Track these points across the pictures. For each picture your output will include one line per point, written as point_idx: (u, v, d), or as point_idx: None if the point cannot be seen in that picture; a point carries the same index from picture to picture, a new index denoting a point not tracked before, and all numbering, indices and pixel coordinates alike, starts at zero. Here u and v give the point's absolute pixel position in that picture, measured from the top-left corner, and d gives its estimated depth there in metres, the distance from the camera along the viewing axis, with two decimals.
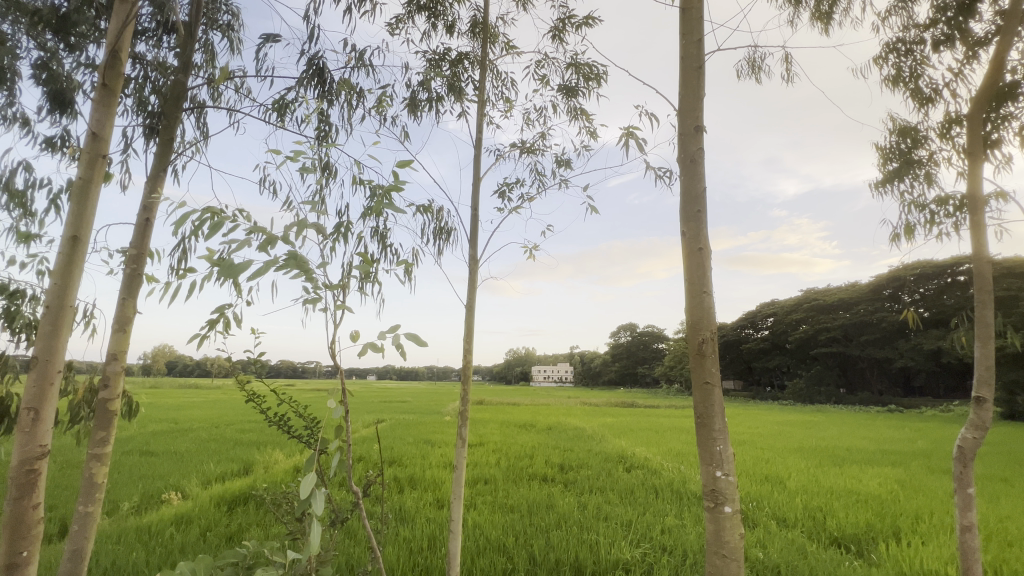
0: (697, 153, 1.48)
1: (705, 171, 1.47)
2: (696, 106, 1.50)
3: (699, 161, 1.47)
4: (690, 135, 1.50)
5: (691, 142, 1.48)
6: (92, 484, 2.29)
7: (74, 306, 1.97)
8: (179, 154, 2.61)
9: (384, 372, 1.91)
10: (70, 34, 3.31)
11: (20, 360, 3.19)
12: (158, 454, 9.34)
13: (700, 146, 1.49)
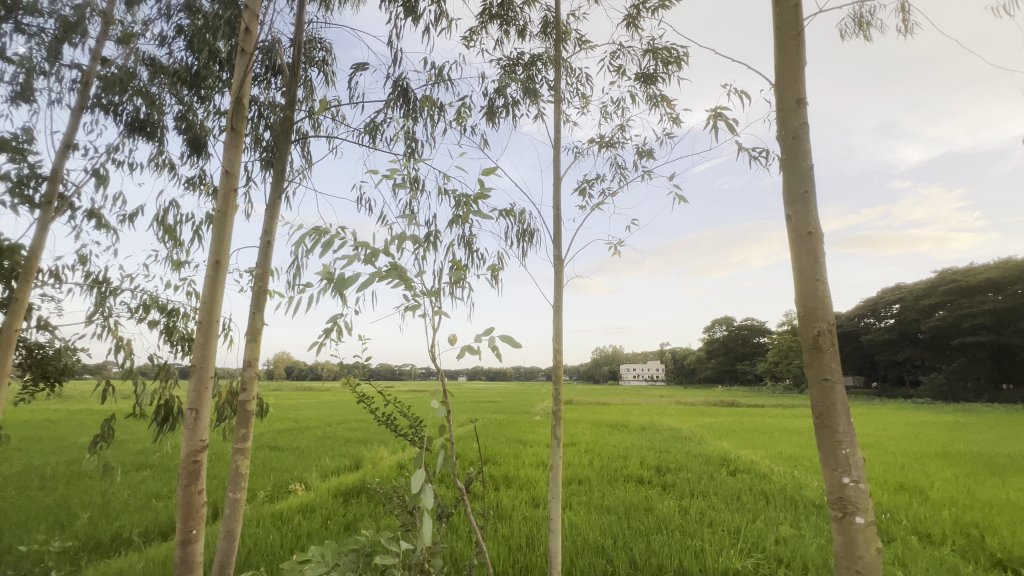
0: (800, 130, 1.35)
1: (810, 148, 1.35)
2: (794, 78, 1.38)
3: (802, 138, 1.35)
4: (791, 109, 1.37)
5: (792, 117, 1.36)
6: (238, 474, 2.65)
7: (219, 320, 2.33)
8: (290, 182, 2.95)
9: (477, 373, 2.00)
10: (201, 87, 3.87)
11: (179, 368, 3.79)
12: (284, 448, 10.54)
13: (803, 121, 1.36)
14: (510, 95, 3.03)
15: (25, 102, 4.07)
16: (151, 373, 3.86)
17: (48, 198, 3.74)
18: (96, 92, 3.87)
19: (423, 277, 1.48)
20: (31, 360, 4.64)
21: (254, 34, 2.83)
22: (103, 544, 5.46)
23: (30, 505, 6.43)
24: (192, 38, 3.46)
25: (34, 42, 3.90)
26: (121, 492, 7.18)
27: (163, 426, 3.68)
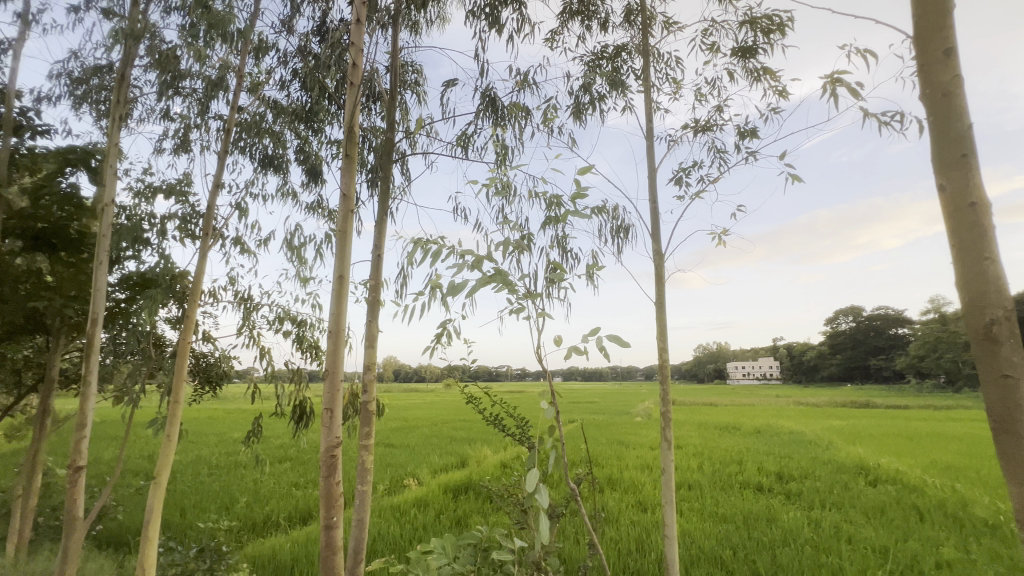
0: (951, 84, 1.16)
1: (966, 104, 1.14)
2: (939, 26, 1.19)
3: (954, 94, 1.15)
4: (937, 61, 1.18)
5: (940, 71, 1.16)
6: (364, 468, 2.91)
7: (346, 329, 2.67)
8: (393, 199, 3.18)
9: (583, 373, 1.98)
10: (314, 121, 4.34)
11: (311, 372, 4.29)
12: (397, 445, 11.37)
13: (955, 74, 1.16)
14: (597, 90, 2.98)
15: (184, 151, 4.88)
16: (287, 377, 4.39)
17: (205, 231, 4.45)
18: (235, 136, 4.52)
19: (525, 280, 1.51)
20: (198, 368, 5.53)
21: (359, 67, 3.11)
22: (258, 525, 6.33)
23: (203, 490, 7.66)
24: (306, 78, 3.90)
25: (189, 101, 4.67)
26: (268, 481, 8.27)
27: (299, 423, 4.16)
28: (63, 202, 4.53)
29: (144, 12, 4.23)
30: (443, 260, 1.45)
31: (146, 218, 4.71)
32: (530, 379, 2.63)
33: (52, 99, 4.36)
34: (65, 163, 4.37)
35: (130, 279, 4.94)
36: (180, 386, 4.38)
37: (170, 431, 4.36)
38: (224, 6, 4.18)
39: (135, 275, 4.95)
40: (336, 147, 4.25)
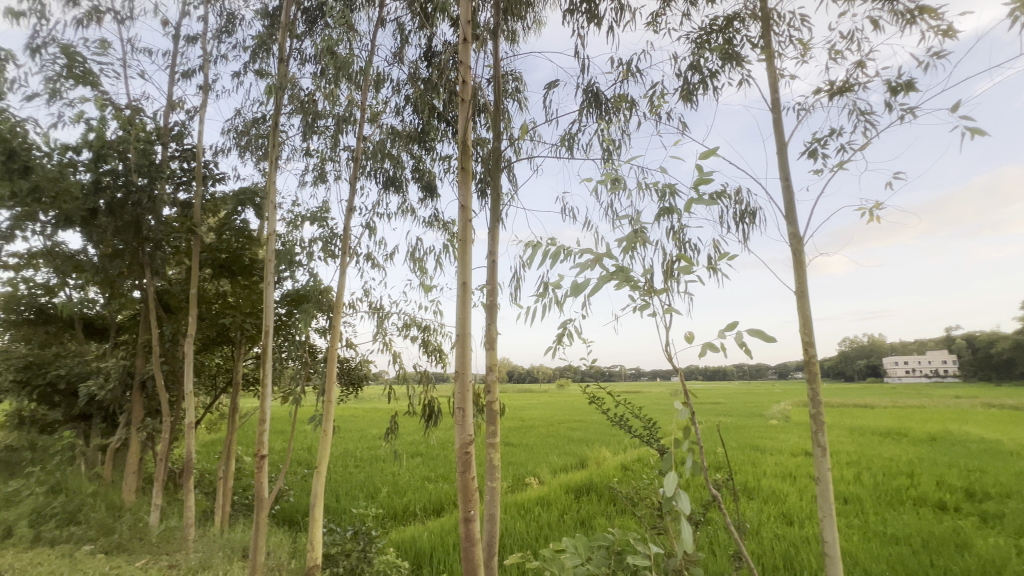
0: None
1: None
2: None
3: None
4: None
5: None
6: (493, 466, 3.03)
7: (471, 332, 2.85)
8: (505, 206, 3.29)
9: (718, 371, 1.84)
10: (427, 140, 4.67)
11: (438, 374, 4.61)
12: (516, 445, 11.68)
13: None
14: (710, 67, 2.77)
15: (322, 182, 5.58)
16: (417, 379, 4.76)
17: (343, 250, 5.03)
18: (362, 163, 5.04)
19: (648, 276, 1.44)
20: (343, 371, 6.26)
21: (469, 83, 3.27)
22: (398, 514, 6.97)
23: (352, 480, 8.66)
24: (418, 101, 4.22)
25: (324, 138, 5.33)
26: (404, 474, 9.06)
27: (430, 421, 4.46)
28: (238, 235, 5.49)
29: (287, 67, 4.94)
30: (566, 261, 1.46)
31: (297, 243, 5.47)
32: (655, 378, 2.51)
33: (225, 151, 5.29)
34: (237, 203, 5.30)
35: (288, 296, 5.77)
36: (331, 388, 4.99)
37: (326, 427, 4.99)
38: (347, 50, 4.70)
39: (292, 293, 5.77)
40: (448, 161, 4.52)
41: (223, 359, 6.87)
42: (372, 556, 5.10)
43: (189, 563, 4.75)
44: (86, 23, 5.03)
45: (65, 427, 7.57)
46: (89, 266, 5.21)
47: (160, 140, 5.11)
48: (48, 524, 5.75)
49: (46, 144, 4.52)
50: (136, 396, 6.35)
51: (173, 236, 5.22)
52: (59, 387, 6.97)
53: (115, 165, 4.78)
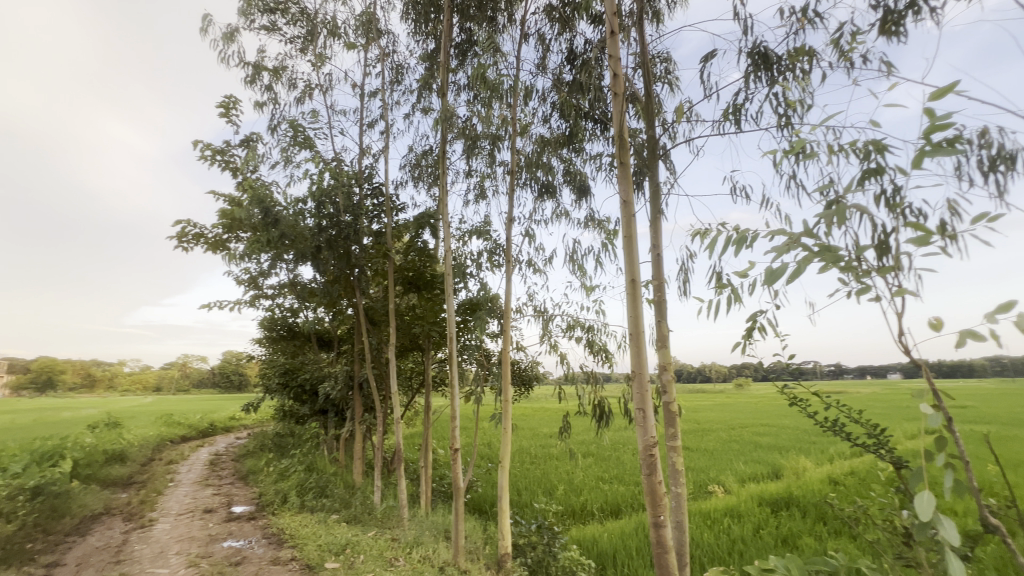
0: None
1: None
2: None
3: None
4: None
5: None
6: (676, 470, 2.85)
7: (645, 330, 2.75)
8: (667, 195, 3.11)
9: (978, 364, 1.41)
10: (576, 142, 4.69)
11: (608, 374, 4.57)
12: (694, 449, 10.87)
13: None
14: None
15: (483, 199, 6.05)
16: (584, 379, 4.81)
17: (507, 258, 5.35)
18: (517, 175, 5.31)
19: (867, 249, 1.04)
20: (515, 372, 6.65)
21: (620, 75, 3.17)
22: (577, 512, 7.09)
23: (530, 476, 9.12)
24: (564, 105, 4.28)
25: (483, 158, 5.77)
26: (579, 473, 9.18)
27: (601, 422, 4.40)
28: (420, 254, 6.31)
29: (447, 100, 5.48)
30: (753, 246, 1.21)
31: (467, 257, 6.03)
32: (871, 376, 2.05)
33: (405, 184, 6.12)
34: (417, 227, 6.07)
35: (463, 305, 6.40)
36: (506, 388, 5.33)
37: (506, 424, 5.33)
38: (496, 72, 5.01)
39: (467, 302, 6.36)
40: (599, 159, 4.46)
41: (415, 363, 7.89)
42: (557, 550, 5.26)
43: (406, 538, 5.55)
44: (303, 101, 6.37)
45: (312, 419, 9.60)
46: (318, 291, 6.54)
47: (358, 183, 6.15)
48: (308, 495, 7.34)
49: (285, 199, 5.82)
50: (356, 395, 7.70)
51: (373, 260, 6.26)
52: (305, 388, 8.87)
53: (330, 208, 5.91)
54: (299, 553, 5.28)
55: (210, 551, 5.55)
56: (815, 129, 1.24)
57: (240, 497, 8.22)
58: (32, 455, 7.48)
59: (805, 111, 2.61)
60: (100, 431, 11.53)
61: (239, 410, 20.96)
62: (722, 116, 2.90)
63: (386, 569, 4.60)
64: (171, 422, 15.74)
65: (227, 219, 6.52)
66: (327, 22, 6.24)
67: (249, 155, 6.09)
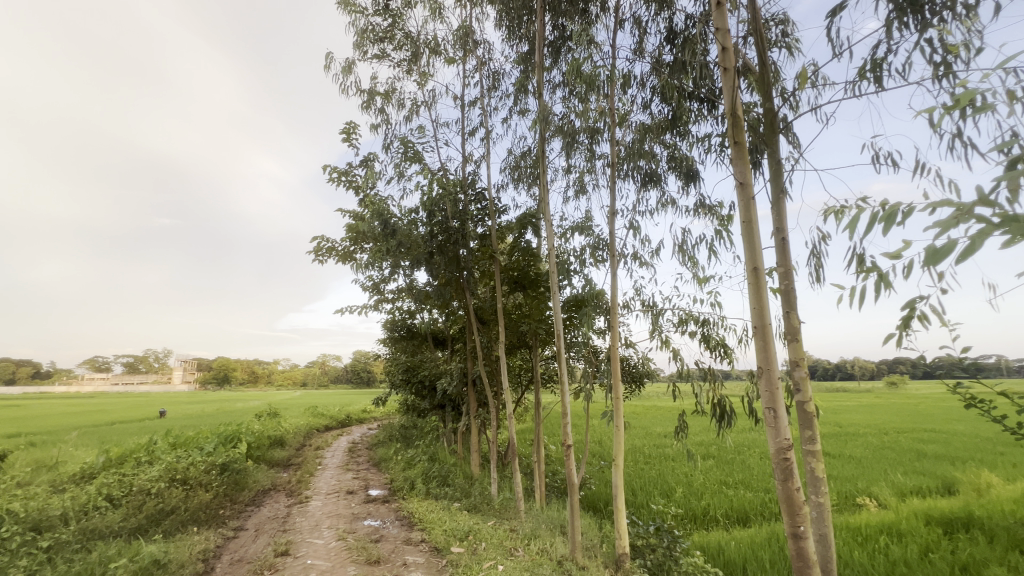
0: None
1: None
2: None
3: None
4: None
5: None
6: (816, 477, 2.55)
7: (772, 322, 2.53)
8: (791, 172, 2.80)
9: None
10: (679, 126, 4.45)
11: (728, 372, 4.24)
12: (836, 456, 9.62)
13: None
14: None
15: (583, 194, 6.00)
16: (701, 375, 4.43)
17: (612, 252, 5.25)
18: (617, 167, 5.17)
19: None
20: (625, 369, 6.49)
21: (730, 48, 2.93)
22: (699, 517, 6.69)
23: (645, 476, 8.82)
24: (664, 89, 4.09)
25: (582, 154, 5.72)
26: (699, 476, 8.64)
27: (722, 423, 4.09)
28: (524, 253, 6.43)
29: (543, 100, 5.53)
30: (907, 223, 1.05)
31: (570, 253, 6.04)
32: None
33: (506, 186, 6.32)
34: (520, 227, 6.22)
35: (569, 302, 6.41)
36: (617, 385, 5.19)
37: (618, 422, 5.21)
38: (591, 65, 4.92)
39: (572, 298, 6.36)
40: (708, 141, 4.16)
41: (524, 360, 8.08)
42: (678, 554, 5.04)
43: (524, 530, 5.72)
44: (411, 119, 6.89)
45: (431, 413, 10.31)
46: (433, 293, 7.04)
47: (463, 189, 6.48)
48: (433, 483, 7.93)
49: (400, 211, 6.35)
50: (470, 391, 8.10)
51: (480, 261, 6.59)
52: (424, 384, 9.52)
53: (440, 216, 6.31)
54: (428, 535, 5.74)
55: (354, 527, 6.28)
56: (987, 77, 1.03)
57: (375, 481, 9.16)
58: (218, 437, 9.12)
59: (972, 54, 2.16)
60: (264, 420, 13.65)
61: (369, 404, 23.32)
62: (859, 75, 2.52)
63: (506, 557, 4.81)
64: (317, 414, 18.07)
65: (353, 233, 7.30)
66: (428, 41, 6.68)
67: (368, 173, 6.76)
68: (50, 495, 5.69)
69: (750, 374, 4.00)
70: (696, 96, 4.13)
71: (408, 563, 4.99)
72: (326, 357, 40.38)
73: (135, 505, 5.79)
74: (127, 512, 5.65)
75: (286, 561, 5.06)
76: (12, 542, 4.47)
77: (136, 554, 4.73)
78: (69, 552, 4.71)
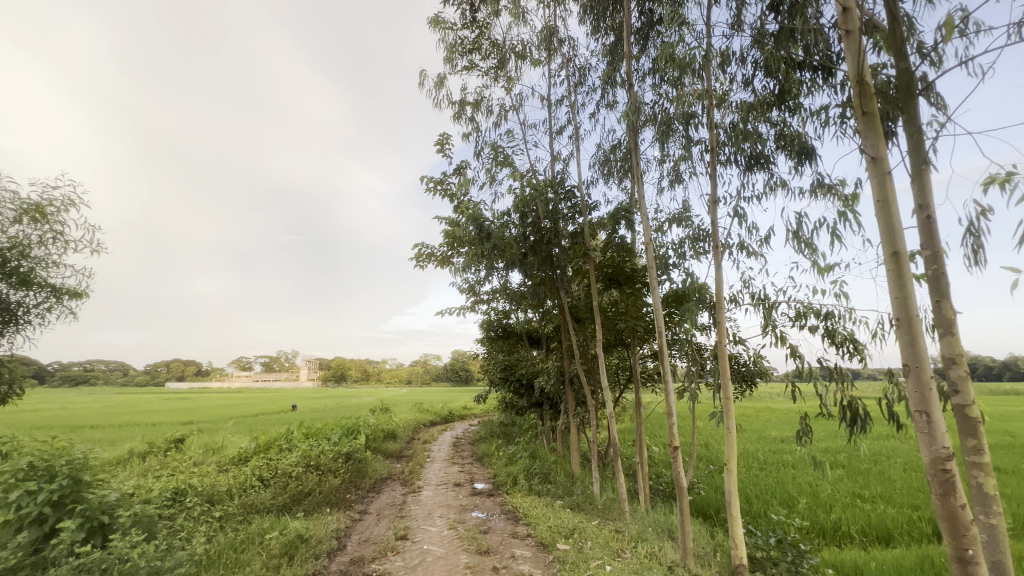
0: None
1: None
2: None
3: None
4: None
5: None
6: (984, 494, 2.18)
7: (919, 314, 2.21)
8: (936, 139, 2.43)
9: None
10: (789, 101, 4.06)
11: (860, 372, 3.76)
12: (1009, 471, 8.05)
13: None
14: None
15: (680, 184, 5.72)
16: (826, 375, 3.98)
17: (714, 243, 4.95)
18: (717, 152, 4.86)
19: None
20: (734, 368, 6.07)
21: (851, 7, 2.61)
22: (828, 532, 6.01)
23: (761, 483, 8.14)
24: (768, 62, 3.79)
25: (678, 141, 5.46)
26: (826, 486, 7.78)
27: (853, 428, 3.61)
28: (619, 249, 6.24)
29: (633, 90, 5.37)
30: None
31: (668, 247, 5.79)
32: None
33: (597, 182, 6.23)
34: (613, 222, 6.09)
35: (669, 297, 6.14)
36: (726, 385, 4.85)
37: (729, 424, 4.87)
38: (684, 47, 4.68)
39: (672, 294, 6.09)
40: (825, 113, 3.75)
41: (622, 358, 7.92)
42: (805, 571, 4.61)
43: (630, 532, 5.60)
44: (499, 124, 7.09)
45: (530, 411, 10.49)
46: (528, 294, 7.18)
47: (553, 189, 6.52)
48: (535, 480, 8.08)
49: (494, 214, 6.56)
50: (568, 389, 8.11)
51: (573, 259, 6.58)
52: (522, 382, 9.73)
53: (532, 216, 6.42)
54: (533, 530, 5.87)
55: (464, 517, 6.63)
56: None
57: (479, 475, 9.56)
58: (342, 430, 10.15)
59: None
60: (377, 414, 14.92)
61: (469, 401, 24.37)
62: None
63: (613, 558, 4.75)
64: (423, 410, 19.28)
65: (449, 239, 7.70)
66: (514, 47, 6.82)
67: (462, 181, 7.09)
68: (217, 474, 6.78)
69: (889, 373, 3.48)
70: (808, 64, 3.75)
71: (516, 556, 5.13)
72: (428, 358, 42.90)
73: (280, 486, 6.67)
74: (276, 491, 6.54)
75: (406, 545, 5.49)
76: (196, 511, 5.42)
77: (284, 529, 5.45)
78: (235, 522, 5.58)
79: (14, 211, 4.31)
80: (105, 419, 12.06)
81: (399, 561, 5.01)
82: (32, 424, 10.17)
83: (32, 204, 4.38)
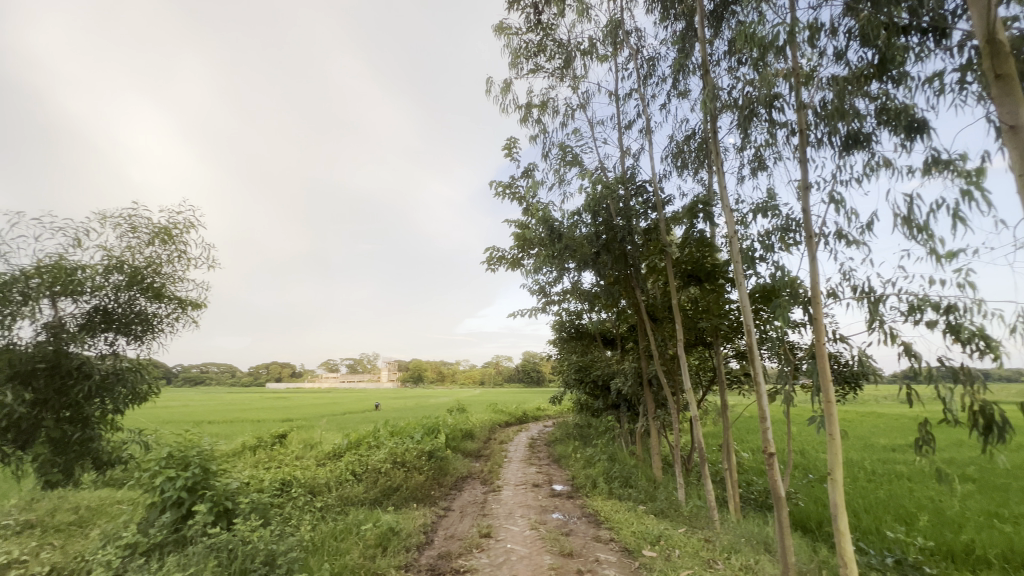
0: None
1: None
2: None
3: None
4: None
5: None
6: None
7: None
8: None
9: None
10: (892, 71, 3.65)
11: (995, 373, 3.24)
12: None
13: None
14: None
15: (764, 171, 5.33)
16: (950, 375, 3.42)
17: (808, 233, 4.55)
18: (807, 133, 4.47)
19: None
20: (834, 369, 5.54)
21: None
22: (959, 554, 5.28)
23: (870, 496, 7.35)
24: (865, 30, 3.42)
25: (760, 126, 5.10)
26: (953, 502, 6.85)
27: (989, 438, 3.15)
28: (698, 244, 5.93)
29: (709, 76, 5.09)
30: None
31: (753, 239, 5.42)
32: None
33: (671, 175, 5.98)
34: (690, 216, 5.81)
35: (756, 293, 5.74)
36: (826, 387, 4.42)
37: (832, 430, 4.41)
38: (764, 24, 4.36)
39: (759, 289, 5.69)
40: (939, 80, 3.32)
41: (704, 358, 7.53)
42: None
43: (721, 542, 5.30)
44: (566, 124, 7.06)
45: (606, 412, 10.30)
46: (601, 293, 7.05)
47: (624, 185, 6.36)
48: (615, 483, 7.91)
49: (564, 214, 6.51)
50: (647, 391, 7.85)
51: (649, 256, 6.37)
52: (597, 383, 9.57)
53: (604, 215, 6.30)
54: (616, 535, 5.74)
55: (544, 518, 6.65)
56: None
57: (558, 476, 9.52)
58: (423, 429, 10.59)
59: None
60: (455, 414, 15.43)
61: (543, 402, 24.38)
62: None
63: (705, 568, 4.52)
64: (497, 410, 19.61)
65: (520, 241, 7.77)
66: (579, 44, 6.76)
67: (531, 183, 7.13)
68: (315, 467, 7.38)
69: None
70: (916, 27, 3.33)
71: (600, 560, 5.06)
72: (500, 359, 43.58)
73: (372, 480, 7.11)
74: (367, 485, 6.98)
75: (490, 543, 5.62)
76: (300, 501, 5.94)
77: (377, 521, 5.81)
78: (334, 512, 6.04)
79: (149, 234, 5.00)
80: (221, 415, 13.59)
81: (484, 558, 5.14)
82: (164, 418, 11.70)
83: (162, 227, 5.05)
